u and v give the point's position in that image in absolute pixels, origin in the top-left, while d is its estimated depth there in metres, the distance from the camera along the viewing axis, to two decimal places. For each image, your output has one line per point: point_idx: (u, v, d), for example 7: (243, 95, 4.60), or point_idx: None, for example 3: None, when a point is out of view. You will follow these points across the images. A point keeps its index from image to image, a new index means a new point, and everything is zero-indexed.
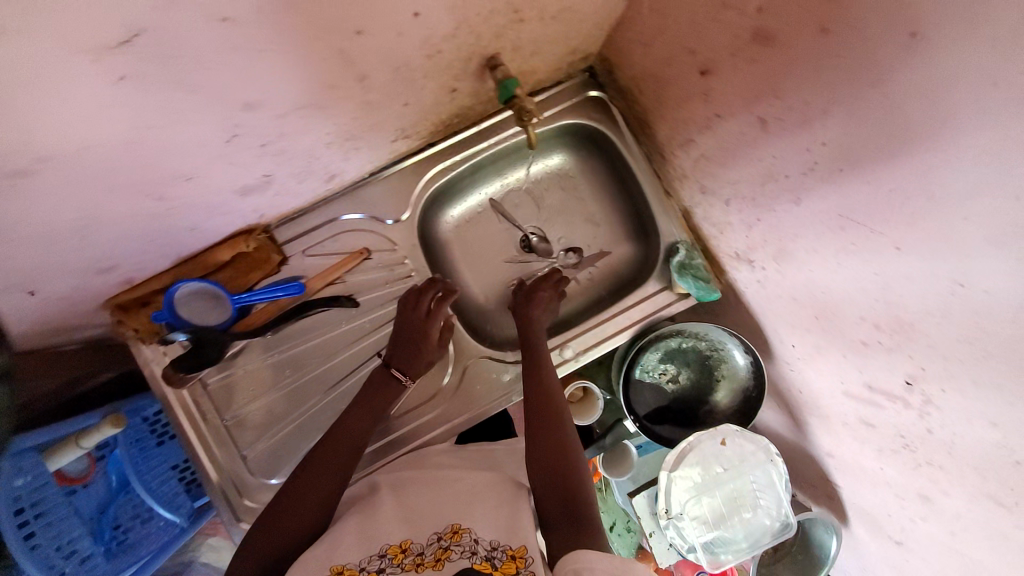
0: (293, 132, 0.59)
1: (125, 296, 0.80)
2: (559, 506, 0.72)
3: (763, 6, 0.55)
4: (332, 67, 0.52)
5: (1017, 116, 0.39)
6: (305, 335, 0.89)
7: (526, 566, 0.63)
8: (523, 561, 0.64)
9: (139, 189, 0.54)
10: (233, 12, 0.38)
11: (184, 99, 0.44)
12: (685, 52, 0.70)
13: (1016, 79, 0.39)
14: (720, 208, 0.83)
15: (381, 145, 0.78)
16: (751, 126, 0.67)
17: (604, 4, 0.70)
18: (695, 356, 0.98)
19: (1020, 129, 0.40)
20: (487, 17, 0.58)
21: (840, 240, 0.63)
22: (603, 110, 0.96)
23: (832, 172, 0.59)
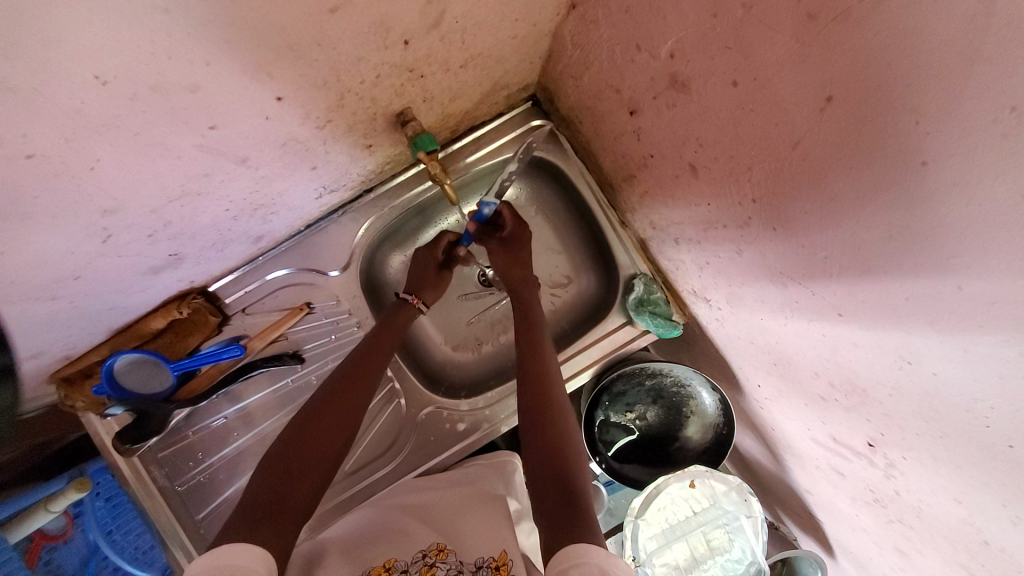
0: (180, 218, 0.56)
1: (67, 370, 0.77)
2: (558, 495, 0.65)
3: (675, 52, 0.50)
4: (200, 160, 0.48)
5: (952, 194, 0.33)
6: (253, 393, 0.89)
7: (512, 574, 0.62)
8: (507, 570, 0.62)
9: (23, 296, 0.52)
10: (40, 148, 0.35)
11: (24, 224, 0.41)
12: (612, 90, 0.64)
13: (940, 157, 0.33)
14: (671, 245, 0.77)
15: (304, 205, 0.74)
16: (683, 170, 0.61)
17: (521, 43, 0.65)
18: (661, 393, 0.93)
19: (950, 209, 0.34)
20: (377, 83, 0.54)
21: (785, 296, 0.57)
22: (550, 138, 0.90)
23: (767, 230, 0.53)
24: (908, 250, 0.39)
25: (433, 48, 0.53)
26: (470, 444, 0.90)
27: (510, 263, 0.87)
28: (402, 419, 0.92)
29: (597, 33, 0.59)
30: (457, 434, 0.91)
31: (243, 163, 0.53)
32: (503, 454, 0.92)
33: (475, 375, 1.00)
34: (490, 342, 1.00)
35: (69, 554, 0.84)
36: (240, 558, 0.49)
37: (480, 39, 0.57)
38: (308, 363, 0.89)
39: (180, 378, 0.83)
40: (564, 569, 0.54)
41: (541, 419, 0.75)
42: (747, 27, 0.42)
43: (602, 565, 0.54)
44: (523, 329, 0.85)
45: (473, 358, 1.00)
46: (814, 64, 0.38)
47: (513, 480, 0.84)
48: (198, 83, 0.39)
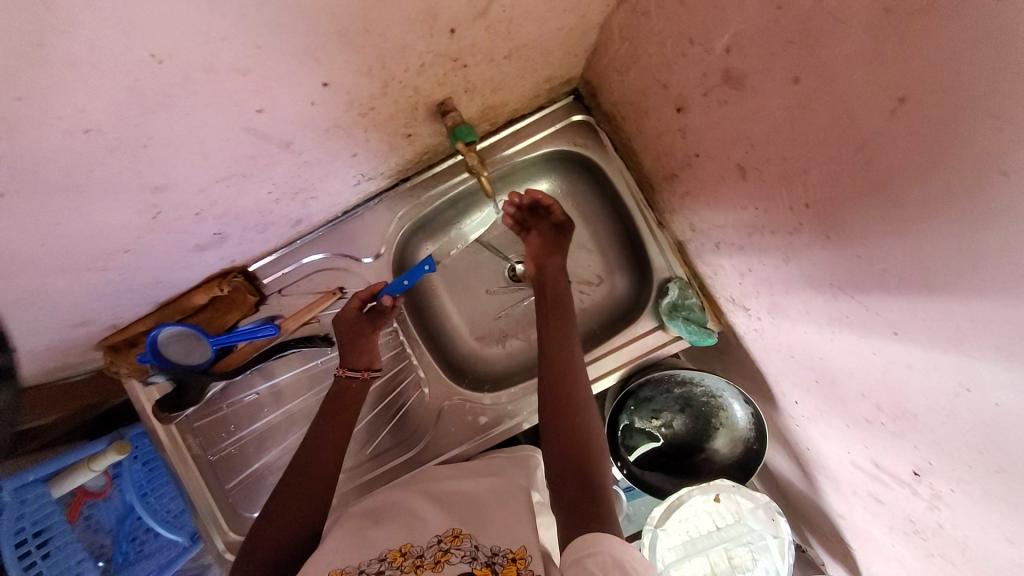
0: (226, 198, 0.58)
1: (114, 338, 0.82)
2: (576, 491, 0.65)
3: (731, 46, 0.47)
4: (245, 143, 0.49)
5: None
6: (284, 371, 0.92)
7: (526, 566, 0.61)
8: (523, 562, 0.61)
9: (79, 266, 0.55)
10: (96, 123, 0.37)
11: (77, 197, 0.43)
12: (660, 86, 0.62)
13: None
14: (710, 250, 0.74)
15: (343, 191, 0.76)
16: (730, 171, 0.58)
17: (569, 34, 0.63)
18: (690, 402, 0.90)
19: None
20: (421, 72, 0.53)
21: (833, 310, 0.54)
22: (589, 134, 0.88)
23: (819, 238, 0.50)
24: (979, 269, 0.35)
25: (478, 37, 0.53)
26: (491, 438, 0.90)
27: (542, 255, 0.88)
28: (415, 408, 0.93)
29: (648, 25, 0.57)
30: (478, 427, 0.91)
31: (287, 148, 0.54)
32: (524, 449, 0.91)
33: (500, 369, 0.99)
34: (514, 338, 0.99)
35: (106, 510, 0.90)
36: None
37: (527, 30, 0.56)
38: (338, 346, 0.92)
39: (218, 352, 0.86)
40: (578, 558, 0.55)
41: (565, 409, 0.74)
42: (815, 20, 0.39)
43: (615, 553, 0.55)
44: (553, 319, 0.83)
45: (499, 353, 0.99)
46: (887, 64, 0.35)
47: (534, 476, 0.83)
48: (249, 66, 0.40)
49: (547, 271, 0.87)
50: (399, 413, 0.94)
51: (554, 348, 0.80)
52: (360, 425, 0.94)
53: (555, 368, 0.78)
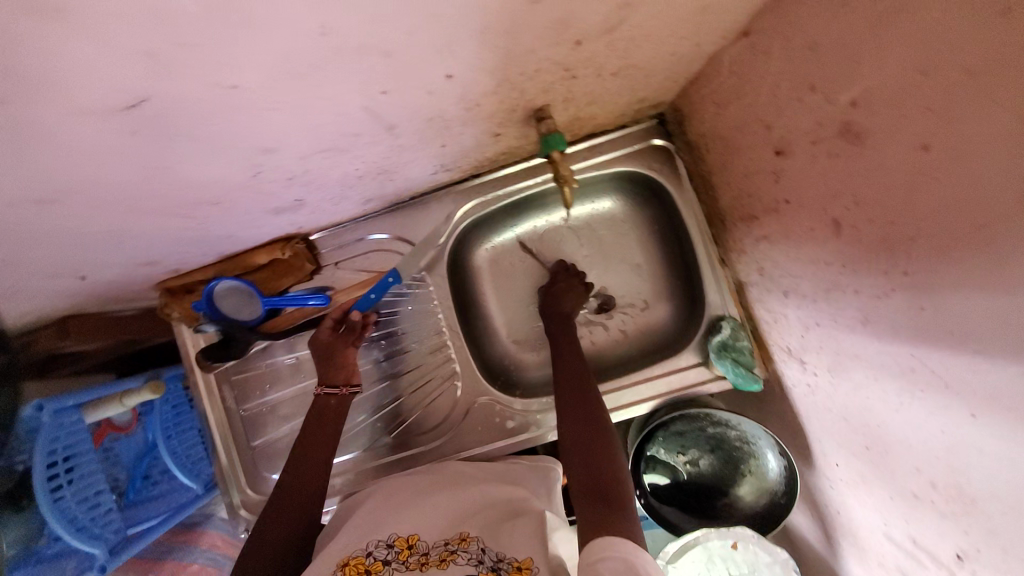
0: (319, 167, 0.59)
1: (172, 282, 0.84)
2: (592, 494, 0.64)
3: (858, 100, 0.47)
4: (357, 119, 0.50)
5: None
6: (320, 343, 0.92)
7: None
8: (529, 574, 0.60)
9: (170, 210, 0.56)
10: (242, 81, 0.37)
11: (196, 146, 0.44)
12: (761, 126, 0.61)
13: None
14: (776, 296, 0.73)
15: (419, 177, 0.76)
16: (822, 224, 0.57)
17: (677, 60, 0.63)
18: (721, 444, 0.89)
19: None
20: (533, 76, 0.54)
21: (909, 381, 0.53)
22: (666, 160, 0.87)
23: (912, 307, 0.49)
24: None
25: (598, 52, 0.53)
26: (515, 443, 0.90)
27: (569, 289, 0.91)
28: (432, 403, 0.93)
29: (766, 64, 0.56)
30: (504, 430, 0.91)
31: (390, 130, 0.55)
32: (545, 458, 0.90)
33: (532, 378, 0.98)
34: None
35: (128, 446, 0.96)
36: None
37: (642, 50, 0.56)
38: (382, 327, 0.93)
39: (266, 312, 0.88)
40: (592, 562, 0.53)
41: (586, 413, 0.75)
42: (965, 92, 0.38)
43: (627, 559, 0.52)
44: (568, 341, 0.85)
45: (534, 360, 0.98)
46: None
47: (555, 491, 0.82)
48: (390, 50, 0.40)
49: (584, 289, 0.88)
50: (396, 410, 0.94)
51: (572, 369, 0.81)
52: (353, 419, 0.94)
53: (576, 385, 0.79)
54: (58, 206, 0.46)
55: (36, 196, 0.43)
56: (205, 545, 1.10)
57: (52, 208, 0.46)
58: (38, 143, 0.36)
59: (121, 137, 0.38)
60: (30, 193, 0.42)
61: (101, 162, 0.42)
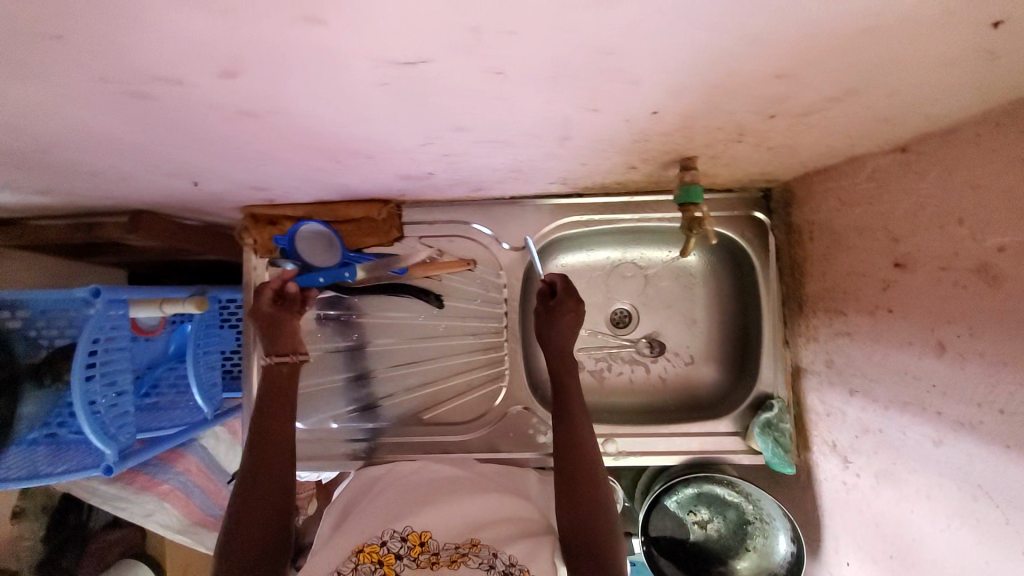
0: (478, 152, 0.60)
1: (260, 211, 0.84)
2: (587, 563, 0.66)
3: (1007, 247, 0.50)
4: (550, 124, 0.51)
5: None
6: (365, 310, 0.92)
7: None
8: None
9: (330, 151, 0.57)
10: (509, 70, 0.38)
11: (413, 109, 0.45)
12: (886, 234, 0.65)
13: None
14: (838, 391, 0.76)
15: (538, 182, 0.78)
16: (923, 342, 0.60)
17: (825, 152, 0.66)
18: (734, 513, 0.91)
19: None
20: (711, 132, 0.56)
21: (971, 511, 0.55)
22: (759, 233, 0.90)
23: (1000, 446, 0.52)
24: None
25: (778, 128, 0.55)
26: (542, 459, 0.91)
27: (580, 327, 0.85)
28: (463, 401, 0.94)
29: (917, 182, 0.59)
30: (534, 444, 0.91)
31: (564, 140, 0.56)
32: None
33: None
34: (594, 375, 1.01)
35: (145, 351, 0.98)
36: None
37: (810, 136, 0.59)
38: (444, 311, 0.93)
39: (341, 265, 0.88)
40: None
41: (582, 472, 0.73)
42: None
43: None
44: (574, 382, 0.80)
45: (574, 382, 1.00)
46: None
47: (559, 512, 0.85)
48: (636, 82, 0.42)
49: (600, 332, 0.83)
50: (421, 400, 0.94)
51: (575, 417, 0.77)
52: (335, 409, 0.94)
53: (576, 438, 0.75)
54: (256, 121, 0.46)
55: (247, 109, 0.44)
56: (181, 468, 1.06)
57: (247, 121, 0.47)
58: (301, 69, 0.37)
59: (368, 85, 0.39)
60: (246, 105, 0.43)
61: (325, 98, 0.42)
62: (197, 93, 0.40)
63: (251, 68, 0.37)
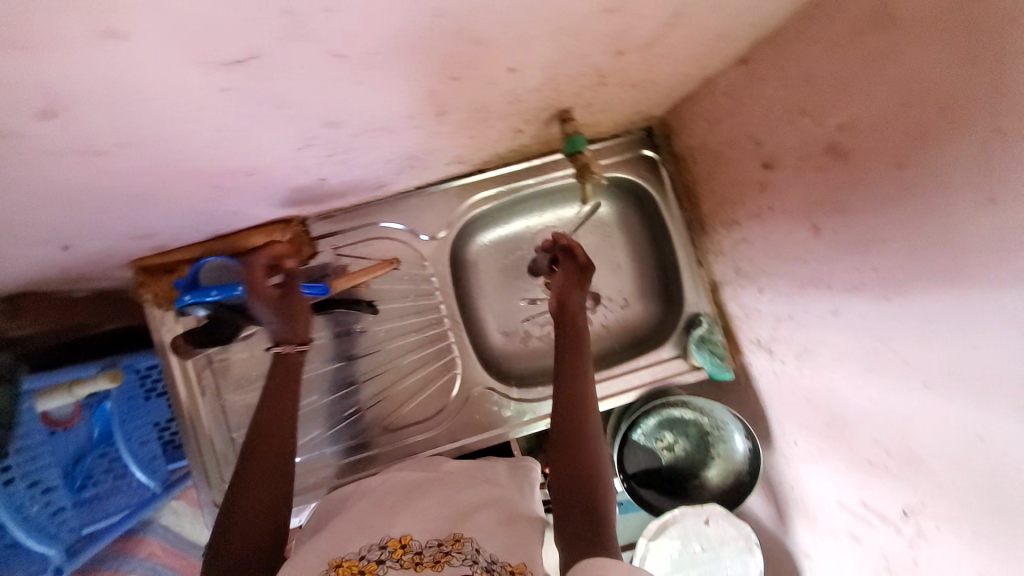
0: (360, 146, 0.59)
1: (153, 261, 0.80)
2: (578, 516, 0.71)
3: (845, 124, 0.56)
4: (420, 101, 0.52)
5: None
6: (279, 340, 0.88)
7: None
8: None
9: (203, 177, 0.54)
10: (351, 51, 0.38)
11: (271, 111, 0.44)
12: (752, 142, 0.71)
13: None
14: (751, 294, 0.84)
15: (435, 166, 0.78)
16: (801, 228, 0.67)
17: (684, 79, 0.72)
18: (694, 429, 0.98)
19: None
20: (575, 79, 0.59)
21: (870, 361, 0.63)
22: (653, 169, 0.97)
23: (877, 298, 0.59)
24: None
25: (633, 63, 0.59)
26: (512, 432, 0.93)
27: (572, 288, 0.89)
28: (422, 398, 0.93)
29: (762, 89, 0.66)
30: (500, 419, 0.93)
31: (439, 115, 0.57)
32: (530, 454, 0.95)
33: (524, 369, 1.01)
34: (541, 339, 1.04)
35: (66, 443, 0.88)
36: None
37: (663, 67, 0.64)
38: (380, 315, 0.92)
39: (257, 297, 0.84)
40: None
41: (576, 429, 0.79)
42: (941, 124, 0.47)
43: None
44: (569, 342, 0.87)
45: (525, 351, 1.03)
46: (996, 170, 0.43)
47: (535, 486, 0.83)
48: (480, 40, 0.43)
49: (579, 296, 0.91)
50: (378, 411, 0.92)
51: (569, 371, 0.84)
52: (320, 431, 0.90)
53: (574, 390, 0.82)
54: (106, 158, 0.44)
55: (90, 147, 0.41)
56: None
57: (96, 161, 0.44)
58: (131, 88, 0.35)
59: (210, 93, 0.38)
60: (86, 142, 0.40)
61: (176, 116, 0.40)
62: (23, 140, 0.37)
63: (78, 99, 0.35)
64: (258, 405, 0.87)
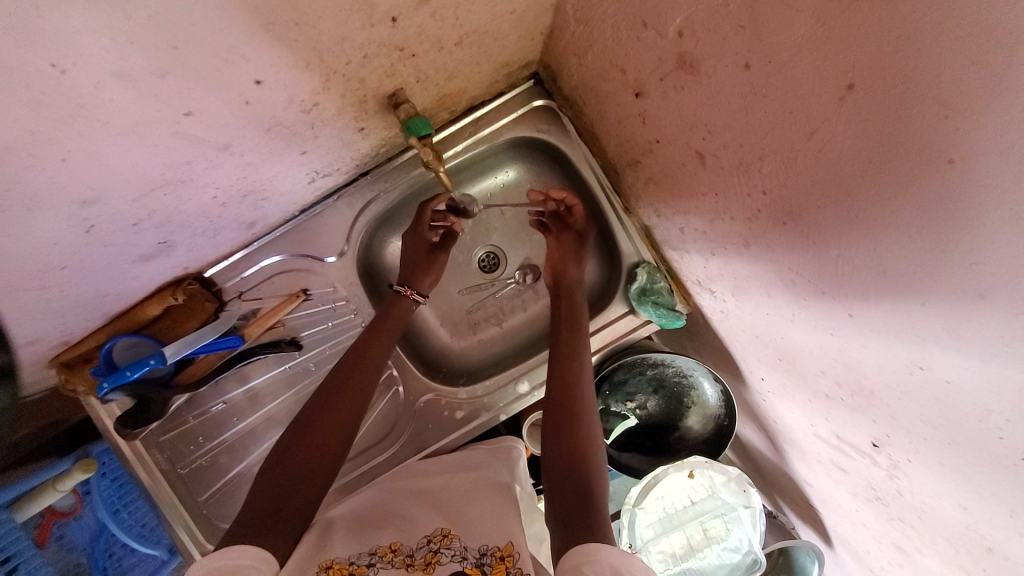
0: (166, 207, 0.55)
1: (67, 355, 0.77)
2: (572, 493, 0.64)
3: (684, 30, 0.46)
4: (177, 148, 0.46)
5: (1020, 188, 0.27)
6: (212, 400, 0.88)
7: (515, 565, 0.59)
8: (511, 561, 0.60)
9: (8, 290, 0.51)
10: (3, 141, 0.34)
11: (3, 216, 0.41)
12: (616, 71, 0.60)
13: (1003, 152, 0.27)
14: (676, 235, 0.75)
15: (296, 190, 0.72)
16: (690, 158, 0.57)
17: (522, 17, 0.61)
18: (662, 382, 0.91)
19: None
20: (364, 63, 0.51)
21: (794, 293, 0.54)
22: (552, 118, 0.87)
23: (777, 224, 0.50)
24: (930, 255, 0.35)
25: (424, 24, 0.50)
26: (470, 431, 0.90)
27: (565, 260, 0.87)
28: (372, 419, 0.91)
29: (602, 7, 0.55)
30: (456, 421, 0.91)
31: (226, 150, 0.51)
32: (505, 439, 0.90)
33: (474, 362, 0.98)
34: (488, 327, 0.99)
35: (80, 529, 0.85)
36: (238, 558, 0.54)
37: (475, 15, 0.54)
38: (306, 349, 0.90)
39: (177, 364, 0.82)
40: (576, 566, 0.53)
41: (570, 404, 0.73)
42: (764, 4, 0.37)
43: (615, 562, 0.53)
44: (565, 328, 0.82)
45: (472, 344, 0.98)
46: (841, 46, 0.33)
47: (517, 466, 0.83)
48: (167, 68, 0.37)
49: (567, 276, 0.86)
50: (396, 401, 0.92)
51: (568, 349, 0.79)
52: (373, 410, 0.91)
53: (567, 368, 0.77)
54: None
55: None
56: None
57: None
58: None
59: None
60: None
61: None
62: None
63: None
64: (211, 465, 0.89)
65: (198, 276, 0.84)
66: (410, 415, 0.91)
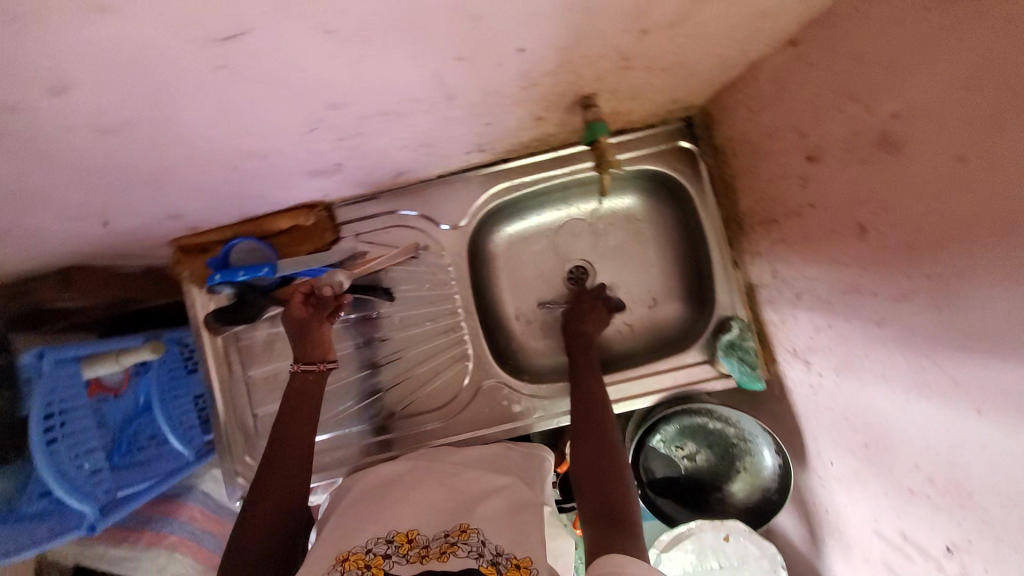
0: (370, 132, 0.60)
1: (187, 241, 0.82)
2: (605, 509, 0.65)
3: (900, 112, 0.50)
4: (423, 83, 0.52)
5: None
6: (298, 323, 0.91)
7: None
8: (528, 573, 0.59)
9: (216, 159, 0.57)
10: (336, 27, 0.39)
11: (278, 92, 0.46)
12: (795, 132, 0.65)
13: None
14: (788, 299, 0.77)
15: (454, 155, 0.77)
16: (847, 229, 0.61)
17: (721, 64, 0.67)
18: (718, 439, 0.92)
19: None
20: (593, 61, 0.56)
21: (917, 379, 0.56)
22: (691, 161, 0.91)
23: (927, 309, 0.52)
24: None
25: (657, 44, 0.56)
26: (520, 428, 0.91)
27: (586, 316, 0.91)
28: (433, 386, 0.93)
29: (810, 74, 0.60)
30: (511, 414, 0.92)
31: (448, 99, 0.57)
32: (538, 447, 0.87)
33: (540, 364, 1.00)
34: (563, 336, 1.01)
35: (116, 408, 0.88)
36: None
37: (694, 49, 0.60)
38: (397, 302, 0.93)
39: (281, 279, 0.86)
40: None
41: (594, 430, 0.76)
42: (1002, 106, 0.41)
43: None
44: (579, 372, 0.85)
45: (543, 348, 1.00)
46: None
47: (545, 479, 0.80)
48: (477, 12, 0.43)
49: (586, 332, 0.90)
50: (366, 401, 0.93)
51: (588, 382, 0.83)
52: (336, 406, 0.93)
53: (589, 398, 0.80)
54: (122, 138, 0.47)
55: (104, 125, 0.45)
56: (184, 517, 0.99)
57: (118, 141, 0.48)
58: (139, 67, 0.38)
59: (210, 73, 0.41)
60: (99, 120, 0.44)
61: (178, 90, 0.42)
62: (39, 116, 0.41)
63: (76, 72, 0.37)
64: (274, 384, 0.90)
65: (327, 206, 0.89)
66: (468, 394, 0.92)
